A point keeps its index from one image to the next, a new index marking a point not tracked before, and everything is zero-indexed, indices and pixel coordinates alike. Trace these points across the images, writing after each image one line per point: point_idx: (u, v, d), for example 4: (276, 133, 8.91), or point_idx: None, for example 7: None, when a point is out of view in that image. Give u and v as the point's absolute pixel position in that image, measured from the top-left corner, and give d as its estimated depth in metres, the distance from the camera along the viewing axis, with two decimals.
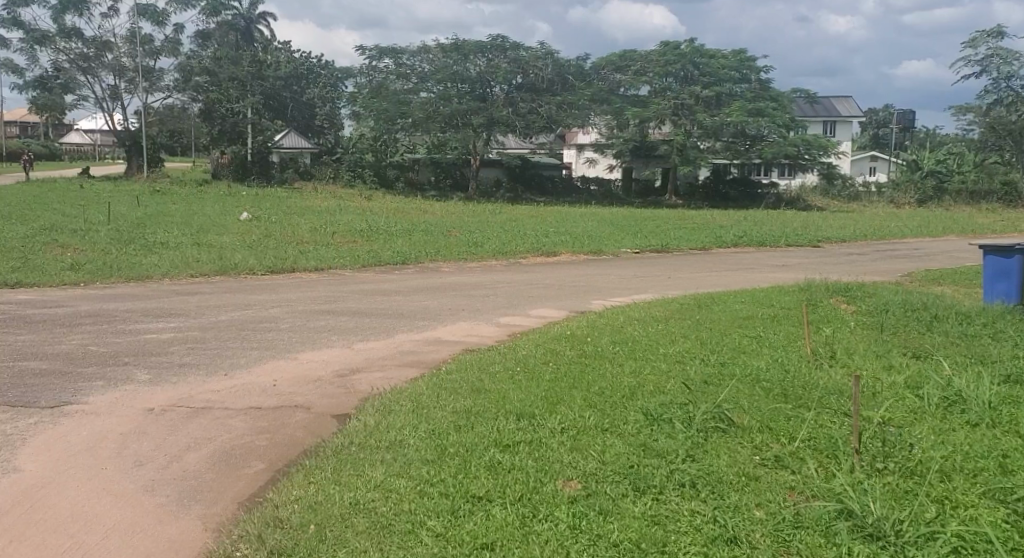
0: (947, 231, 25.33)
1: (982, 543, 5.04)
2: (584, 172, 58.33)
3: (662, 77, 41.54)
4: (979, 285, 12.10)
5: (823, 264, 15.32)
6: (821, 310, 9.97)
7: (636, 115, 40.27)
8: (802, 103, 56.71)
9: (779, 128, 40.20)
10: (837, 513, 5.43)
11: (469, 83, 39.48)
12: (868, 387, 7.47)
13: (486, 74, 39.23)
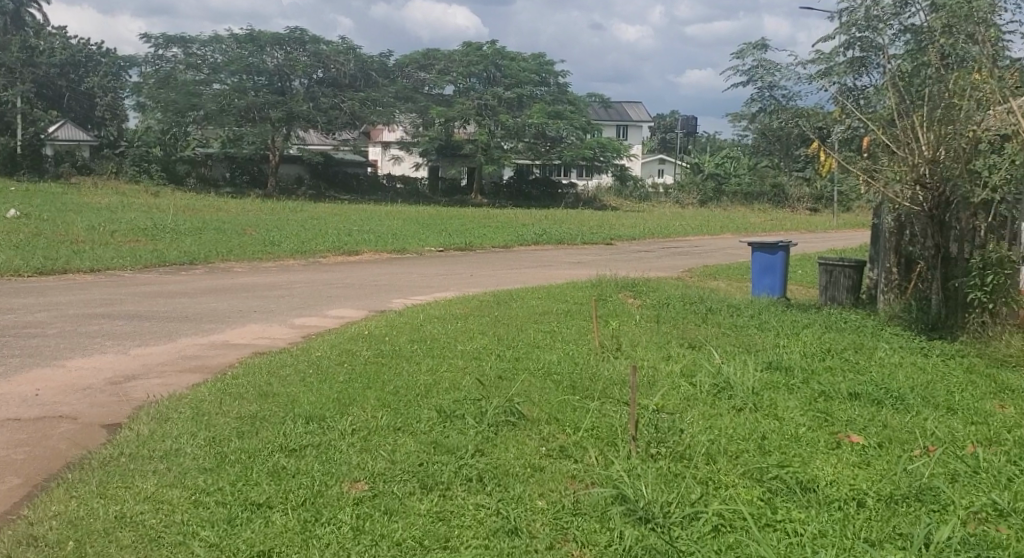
0: (719, 228, 27.23)
1: (738, 520, 5.39)
2: (391, 169, 58.27)
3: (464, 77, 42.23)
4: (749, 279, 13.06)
5: (614, 261, 16.02)
6: (610, 304, 10.42)
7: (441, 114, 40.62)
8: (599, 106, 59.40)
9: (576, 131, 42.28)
10: (611, 500, 5.67)
11: (266, 76, 38.36)
12: (648, 377, 7.85)
13: (284, 67, 38.27)
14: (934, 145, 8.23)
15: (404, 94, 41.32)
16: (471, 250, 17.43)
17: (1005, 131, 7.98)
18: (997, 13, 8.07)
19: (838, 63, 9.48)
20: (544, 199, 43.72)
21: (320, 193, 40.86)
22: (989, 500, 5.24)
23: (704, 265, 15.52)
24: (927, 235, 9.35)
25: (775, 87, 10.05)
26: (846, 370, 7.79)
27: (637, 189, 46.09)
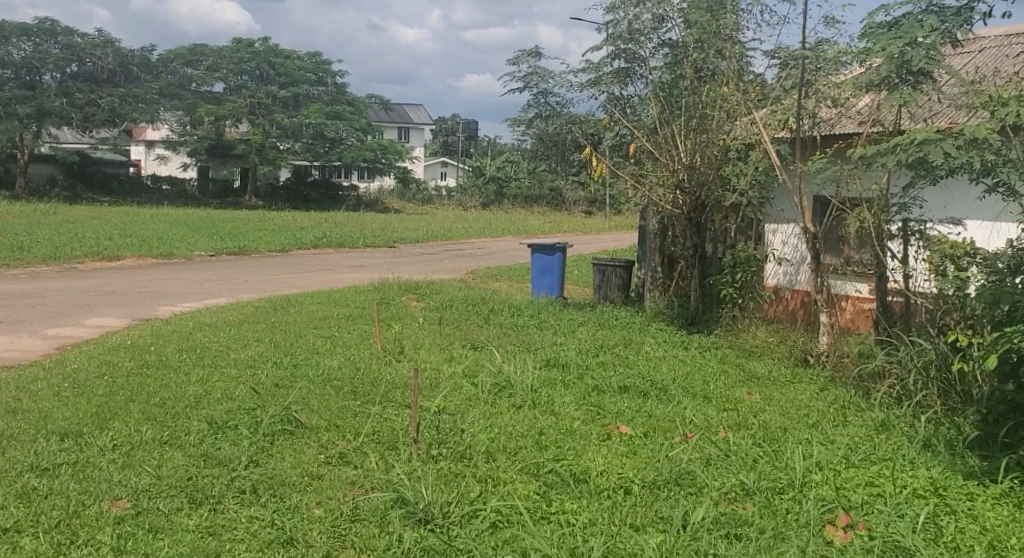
0: (495, 230, 27.92)
1: (514, 516, 5.48)
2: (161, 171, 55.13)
3: (236, 75, 40.72)
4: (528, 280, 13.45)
5: (396, 264, 15.98)
6: (393, 307, 10.38)
7: (209, 113, 38.85)
8: (381, 109, 59.34)
9: (358, 132, 42.56)
10: (391, 503, 5.62)
11: (11, 68, 35.32)
12: (430, 379, 7.85)
13: (32, 59, 35.43)
14: (690, 153, 9.01)
15: (167, 91, 39.04)
16: (247, 255, 16.80)
17: (750, 141, 8.65)
18: (741, 31, 8.75)
19: (605, 72, 9.93)
20: (324, 201, 42.83)
21: (73, 194, 37.61)
22: (738, 480, 5.66)
23: (484, 267, 15.82)
24: (687, 236, 10.03)
25: (549, 94, 10.38)
26: (616, 365, 8.18)
27: (420, 191, 46.03)
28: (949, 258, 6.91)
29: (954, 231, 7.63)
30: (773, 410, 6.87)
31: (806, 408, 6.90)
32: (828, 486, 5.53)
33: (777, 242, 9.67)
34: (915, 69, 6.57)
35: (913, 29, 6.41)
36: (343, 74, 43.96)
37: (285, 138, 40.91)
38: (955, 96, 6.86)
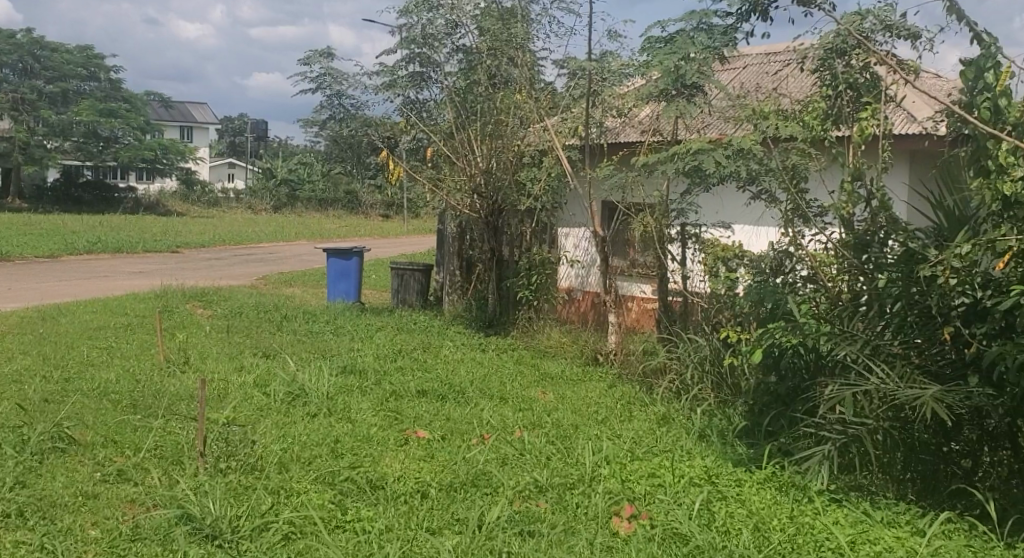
0: (286, 234, 27.25)
1: (308, 526, 5.30)
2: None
3: None
4: (323, 285, 13.22)
5: (180, 270, 15.24)
6: (177, 316, 9.87)
7: None
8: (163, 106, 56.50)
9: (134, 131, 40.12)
10: (176, 520, 5.30)
11: None
12: (218, 389, 7.52)
13: None
14: (486, 157, 9.21)
15: None
16: (9, 262, 15.43)
17: (543, 147, 8.98)
18: (531, 40, 8.98)
19: (400, 75, 9.91)
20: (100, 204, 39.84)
21: None
22: (532, 478, 5.80)
23: (274, 273, 15.30)
24: (484, 239, 10.18)
25: (343, 96, 10.15)
26: (413, 370, 8.17)
27: (206, 193, 43.11)
28: (721, 260, 7.47)
29: (725, 235, 8.25)
30: (565, 408, 7.10)
31: (596, 405, 7.18)
32: (614, 480, 5.77)
33: (569, 245, 10.00)
34: (689, 83, 7.09)
35: (686, 45, 6.93)
36: (119, 69, 41.48)
37: (54, 135, 37.84)
38: (724, 110, 7.38)
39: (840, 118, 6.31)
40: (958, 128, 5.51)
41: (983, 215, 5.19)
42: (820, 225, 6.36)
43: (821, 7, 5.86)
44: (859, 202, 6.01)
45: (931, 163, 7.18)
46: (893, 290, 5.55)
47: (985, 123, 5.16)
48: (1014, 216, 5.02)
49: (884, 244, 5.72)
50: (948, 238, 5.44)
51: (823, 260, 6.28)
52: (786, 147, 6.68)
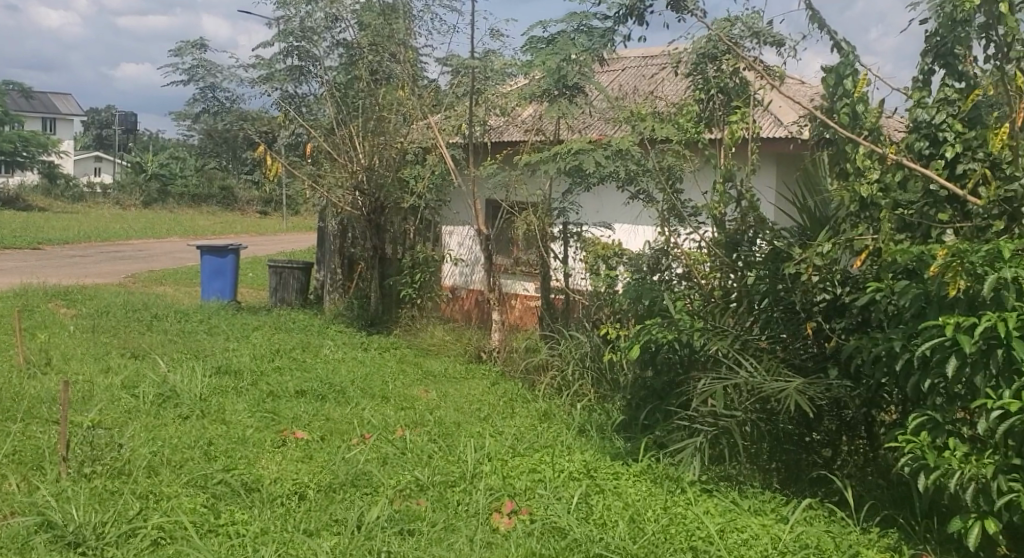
0: (159, 231, 26.31)
1: (178, 530, 5.10)
2: None
3: None
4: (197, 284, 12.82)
5: (41, 268, 14.51)
6: (38, 316, 9.38)
7: None
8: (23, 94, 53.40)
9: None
10: (34, 528, 5.02)
11: None
12: (83, 391, 7.18)
13: None
14: (368, 154, 9.13)
15: None
16: None
17: (427, 145, 9.00)
18: (413, 36, 8.87)
19: (278, 69, 9.68)
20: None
21: None
22: (412, 476, 5.75)
23: (145, 271, 14.77)
24: (365, 237, 10.05)
25: (217, 89, 9.93)
26: (292, 370, 8.00)
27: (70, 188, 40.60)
28: (601, 258, 7.60)
29: (606, 234, 8.40)
30: (447, 406, 7.08)
31: (477, 403, 7.18)
32: (495, 476, 5.78)
33: (454, 242, 10.08)
34: (570, 84, 7.18)
35: (567, 46, 6.91)
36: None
37: None
38: (604, 111, 7.51)
39: (712, 120, 6.62)
40: (820, 132, 5.76)
41: (842, 216, 5.46)
42: (694, 224, 6.56)
43: (693, 12, 6.01)
44: (730, 202, 6.21)
45: (798, 164, 7.48)
46: (760, 287, 5.80)
47: (844, 128, 5.42)
48: (869, 217, 5.34)
49: (753, 243, 5.98)
50: (811, 237, 5.69)
51: (697, 258, 6.50)
52: (662, 148, 6.83)
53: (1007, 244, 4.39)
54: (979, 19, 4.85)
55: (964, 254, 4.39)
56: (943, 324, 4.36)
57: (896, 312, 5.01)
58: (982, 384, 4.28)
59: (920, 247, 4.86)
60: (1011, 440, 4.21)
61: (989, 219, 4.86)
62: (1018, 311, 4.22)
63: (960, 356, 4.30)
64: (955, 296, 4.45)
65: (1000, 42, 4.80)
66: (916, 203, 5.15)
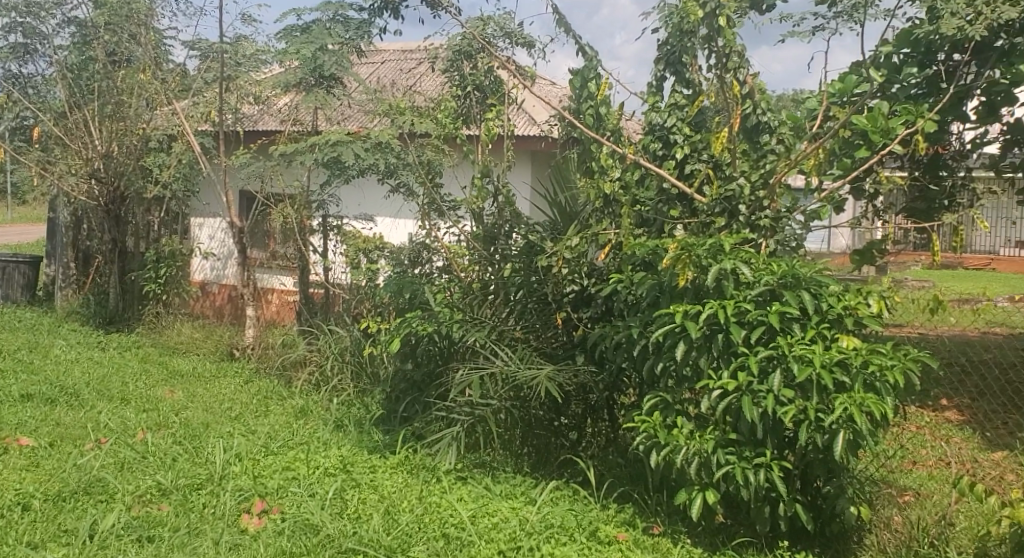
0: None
1: None
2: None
3: None
4: None
5: None
6: None
7: None
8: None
9: None
10: None
11: None
12: None
13: None
14: (107, 141, 8.72)
15: None
16: None
17: (172, 132, 8.59)
18: (156, 18, 8.37)
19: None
20: None
21: None
22: (154, 481, 5.28)
23: None
24: (103, 230, 9.45)
25: None
26: (18, 372, 7.32)
27: None
28: (362, 252, 7.49)
29: (367, 227, 8.36)
30: (195, 406, 6.73)
31: (229, 402, 6.87)
32: (246, 477, 5.31)
33: (205, 236, 10.02)
34: (327, 74, 6.95)
35: (323, 35, 6.79)
36: None
37: None
38: (363, 103, 7.40)
39: (469, 117, 6.32)
40: (568, 131, 5.78)
41: (588, 211, 5.55)
42: (454, 217, 6.30)
43: (447, 8, 6.09)
44: (487, 197, 5.95)
45: (549, 162, 7.78)
46: (515, 279, 5.68)
47: (588, 128, 5.54)
48: (611, 213, 5.47)
49: (509, 237, 5.86)
50: (561, 231, 5.68)
51: (456, 250, 6.24)
52: (422, 142, 6.53)
53: (727, 237, 4.78)
54: (703, 32, 5.09)
55: (692, 246, 4.72)
56: (673, 311, 4.67)
57: (635, 301, 5.14)
58: (706, 365, 4.61)
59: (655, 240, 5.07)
60: (729, 416, 4.52)
61: (713, 216, 5.16)
62: (735, 298, 4.62)
63: (687, 340, 4.62)
64: (684, 285, 4.77)
65: (720, 53, 5.02)
66: (652, 199, 5.36)
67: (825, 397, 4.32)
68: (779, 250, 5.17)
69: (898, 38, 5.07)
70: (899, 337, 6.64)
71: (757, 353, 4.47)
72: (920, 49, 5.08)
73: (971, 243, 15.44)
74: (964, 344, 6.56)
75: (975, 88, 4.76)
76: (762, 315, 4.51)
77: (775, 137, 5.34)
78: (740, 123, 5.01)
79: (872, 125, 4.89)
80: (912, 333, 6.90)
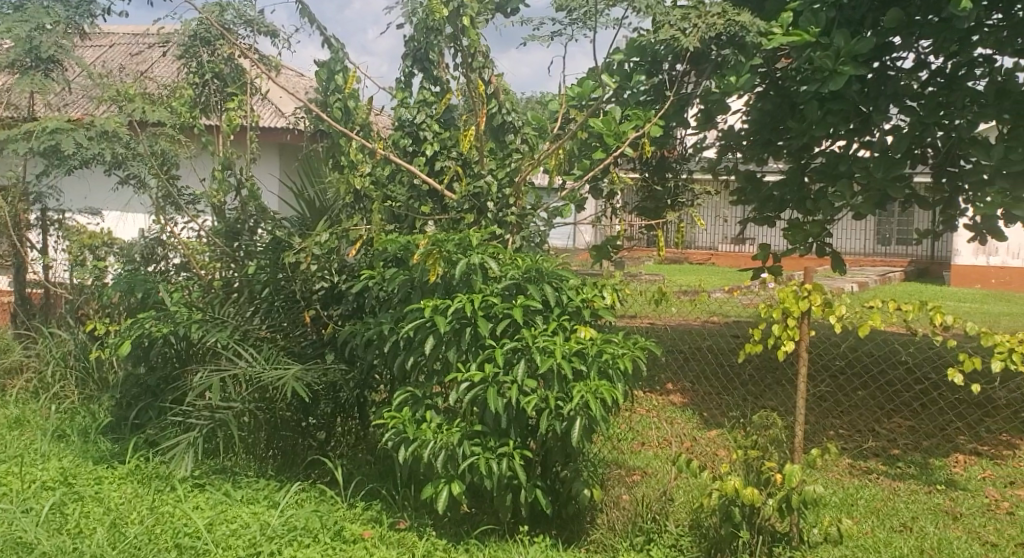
0: None
1: None
2: None
3: None
4: None
5: None
6: None
7: None
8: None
9: None
10: None
11: None
12: None
13: None
14: None
15: None
16: None
17: None
18: None
19: None
20: None
21: None
22: None
23: None
24: None
25: None
26: None
27: None
28: (86, 249, 6.92)
29: (92, 222, 7.75)
30: None
31: None
32: None
33: None
34: (44, 57, 6.37)
35: (39, 14, 6.29)
36: None
37: None
38: (88, 89, 6.88)
39: (208, 107, 5.81)
40: (315, 125, 5.27)
41: (338, 206, 5.08)
42: (192, 213, 5.88)
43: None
44: (230, 191, 5.49)
45: (297, 155, 7.57)
46: (261, 277, 5.32)
47: (336, 123, 5.02)
48: (363, 208, 5.05)
49: (254, 232, 5.47)
50: (310, 227, 5.36)
51: (196, 247, 5.81)
52: (154, 132, 5.98)
53: (475, 232, 4.60)
54: (447, 30, 4.78)
55: (441, 242, 4.48)
56: (423, 306, 4.42)
57: (387, 298, 4.88)
58: (454, 359, 4.38)
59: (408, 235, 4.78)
60: (476, 408, 4.29)
61: (462, 212, 4.90)
62: (483, 292, 4.45)
63: (436, 335, 4.38)
64: (434, 281, 4.51)
65: (464, 53, 4.78)
66: (403, 195, 5.02)
67: (565, 385, 4.18)
68: (524, 246, 5.01)
69: (629, 46, 5.17)
70: (627, 328, 7.10)
71: (503, 345, 4.30)
72: (647, 57, 5.25)
73: (694, 242, 16.90)
74: (683, 333, 7.16)
75: (694, 95, 5.19)
76: (508, 308, 4.37)
77: (518, 137, 5.19)
78: (486, 122, 4.83)
79: (607, 127, 5.01)
80: (641, 325, 7.29)
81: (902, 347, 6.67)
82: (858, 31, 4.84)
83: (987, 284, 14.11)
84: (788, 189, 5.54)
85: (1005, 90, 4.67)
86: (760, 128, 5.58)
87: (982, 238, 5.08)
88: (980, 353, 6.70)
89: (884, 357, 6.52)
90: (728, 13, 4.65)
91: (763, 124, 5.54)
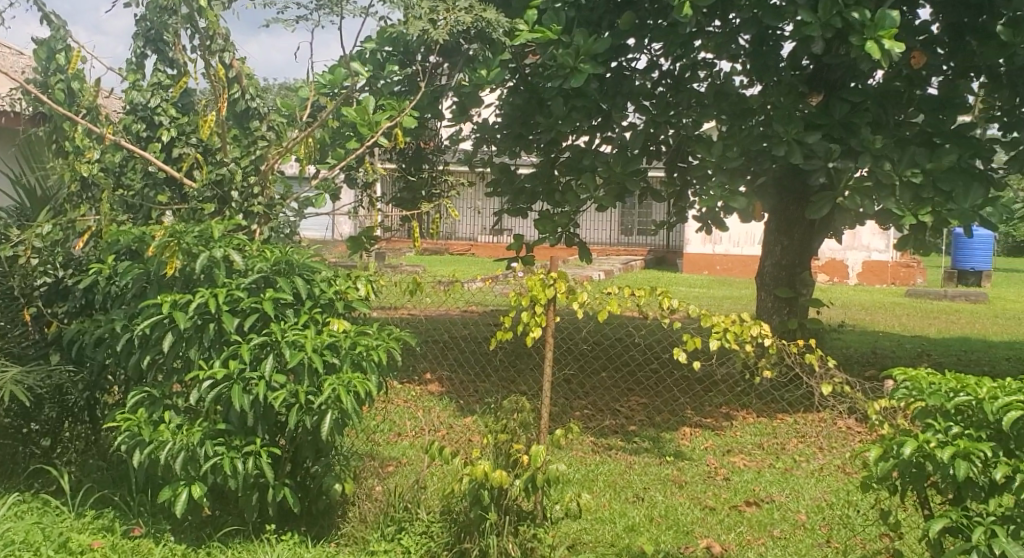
0: None
1: None
2: None
3: None
4: None
5: None
6: None
7: None
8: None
9: None
10: None
11: None
12: None
13: None
14: None
15: None
16: None
17: None
18: None
19: None
20: None
21: None
22: None
23: None
24: None
25: None
26: None
27: None
28: None
29: None
30: None
31: None
32: None
33: None
34: None
35: None
36: None
37: None
38: None
39: None
40: (36, 106, 4.84)
41: (63, 196, 4.74)
42: None
43: None
44: None
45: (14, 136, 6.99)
46: None
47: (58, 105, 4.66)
48: (91, 198, 4.74)
49: None
50: (31, 219, 4.98)
51: None
52: None
53: (217, 222, 4.30)
54: (184, 10, 4.46)
55: (180, 233, 4.16)
56: (160, 301, 4.07)
57: (119, 293, 4.52)
58: (195, 356, 4.06)
59: (143, 227, 4.48)
60: (221, 405, 3.99)
61: (203, 201, 4.58)
62: (227, 287, 4.12)
63: (176, 331, 4.07)
64: (172, 273, 4.22)
65: (203, 36, 4.35)
66: (137, 184, 4.77)
67: (316, 378, 3.92)
68: (273, 237, 4.72)
69: (379, 36, 5.14)
70: (384, 319, 7.22)
71: (249, 340, 3.98)
72: (398, 48, 5.18)
73: (455, 233, 17.29)
74: (440, 326, 7.34)
75: (446, 88, 5.17)
76: (256, 302, 4.07)
77: (265, 123, 4.95)
78: (228, 107, 4.43)
79: (360, 117, 4.77)
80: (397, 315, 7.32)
81: (636, 330, 7.21)
82: (595, 31, 5.12)
83: (713, 270, 15.34)
84: (538, 181, 5.68)
85: (722, 92, 5.02)
86: (511, 123, 5.72)
87: (708, 229, 5.55)
88: (702, 335, 7.38)
89: (622, 340, 7.00)
90: (475, 9, 4.56)
91: (514, 118, 5.63)
